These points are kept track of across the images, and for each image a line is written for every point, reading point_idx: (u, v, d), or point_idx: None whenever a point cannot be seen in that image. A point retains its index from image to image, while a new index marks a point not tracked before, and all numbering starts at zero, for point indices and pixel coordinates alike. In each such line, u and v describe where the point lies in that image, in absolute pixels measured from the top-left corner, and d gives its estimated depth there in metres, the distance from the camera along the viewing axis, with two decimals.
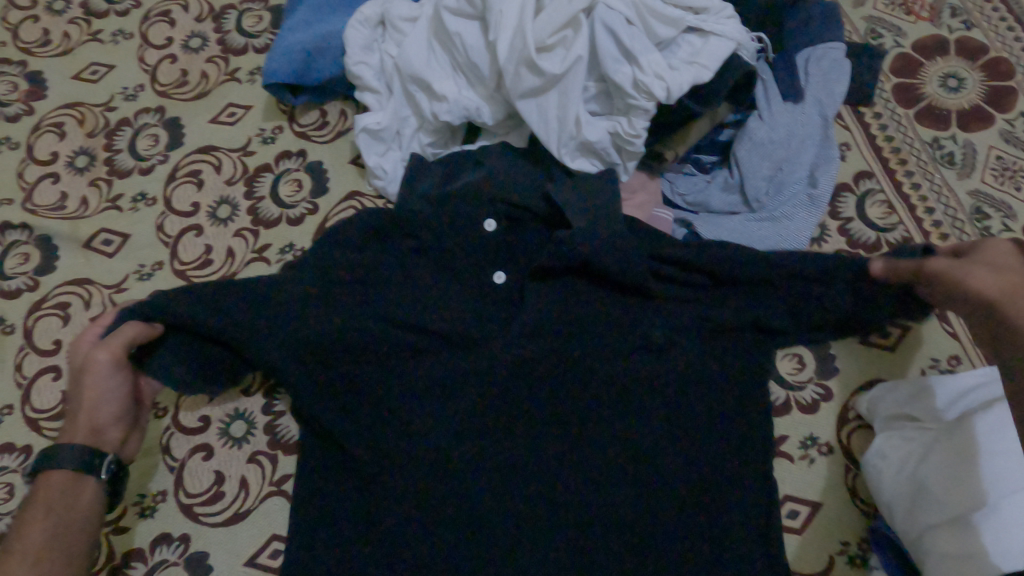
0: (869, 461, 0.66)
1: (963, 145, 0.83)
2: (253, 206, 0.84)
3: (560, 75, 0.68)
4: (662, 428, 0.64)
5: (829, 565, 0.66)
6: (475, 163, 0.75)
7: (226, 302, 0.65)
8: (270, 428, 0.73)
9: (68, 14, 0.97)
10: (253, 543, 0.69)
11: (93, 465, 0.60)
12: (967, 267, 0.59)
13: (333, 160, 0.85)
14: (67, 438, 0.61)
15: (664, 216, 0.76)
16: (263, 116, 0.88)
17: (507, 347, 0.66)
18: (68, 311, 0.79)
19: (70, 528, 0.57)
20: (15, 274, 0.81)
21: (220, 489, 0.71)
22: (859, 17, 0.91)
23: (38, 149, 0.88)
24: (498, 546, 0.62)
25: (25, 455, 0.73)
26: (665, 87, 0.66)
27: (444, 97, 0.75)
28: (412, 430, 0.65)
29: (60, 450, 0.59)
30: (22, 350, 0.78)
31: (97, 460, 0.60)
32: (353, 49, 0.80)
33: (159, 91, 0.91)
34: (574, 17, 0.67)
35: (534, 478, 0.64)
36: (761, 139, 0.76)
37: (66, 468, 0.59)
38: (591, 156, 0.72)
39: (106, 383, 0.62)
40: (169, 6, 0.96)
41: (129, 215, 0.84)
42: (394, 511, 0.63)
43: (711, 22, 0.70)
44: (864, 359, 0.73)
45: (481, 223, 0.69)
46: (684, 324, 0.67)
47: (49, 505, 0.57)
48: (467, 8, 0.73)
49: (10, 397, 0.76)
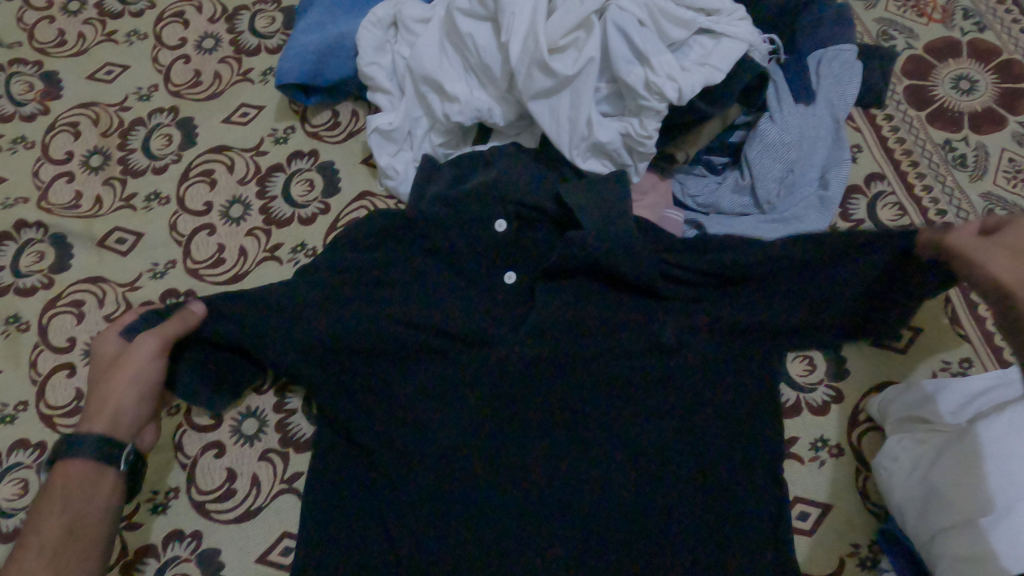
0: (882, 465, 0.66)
1: (975, 147, 0.83)
2: (265, 205, 0.84)
3: (572, 76, 0.68)
4: (672, 428, 0.65)
5: (839, 567, 0.66)
6: (487, 163, 0.76)
7: (245, 300, 0.65)
8: (282, 427, 0.73)
9: (83, 15, 0.98)
10: (264, 540, 0.69)
11: (113, 456, 0.60)
12: (992, 250, 0.58)
13: (345, 160, 0.86)
14: (88, 426, 0.62)
15: (675, 217, 0.76)
16: (275, 117, 0.89)
17: (517, 347, 0.67)
18: (82, 309, 0.80)
19: (87, 516, 0.58)
20: (29, 272, 0.82)
21: (232, 486, 0.71)
22: (870, 19, 0.91)
23: (53, 149, 0.89)
24: (508, 545, 0.62)
25: (40, 451, 0.74)
26: (677, 88, 0.66)
27: (456, 98, 0.75)
28: (423, 429, 0.65)
29: (79, 441, 0.60)
30: (37, 347, 0.78)
31: (116, 451, 0.61)
32: (365, 50, 0.81)
33: (173, 91, 0.92)
34: (586, 18, 0.68)
35: (544, 478, 0.64)
36: (773, 140, 0.76)
37: (85, 459, 0.59)
38: (602, 157, 0.73)
39: (140, 374, 0.63)
40: (183, 7, 0.97)
41: (142, 213, 0.84)
42: (406, 509, 0.63)
43: (723, 24, 0.70)
44: (875, 361, 0.73)
45: (492, 223, 0.70)
46: (695, 325, 0.67)
47: (64, 495, 0.58)
48: (479, 9, 0.73)
49: (25, 393, 0.76)
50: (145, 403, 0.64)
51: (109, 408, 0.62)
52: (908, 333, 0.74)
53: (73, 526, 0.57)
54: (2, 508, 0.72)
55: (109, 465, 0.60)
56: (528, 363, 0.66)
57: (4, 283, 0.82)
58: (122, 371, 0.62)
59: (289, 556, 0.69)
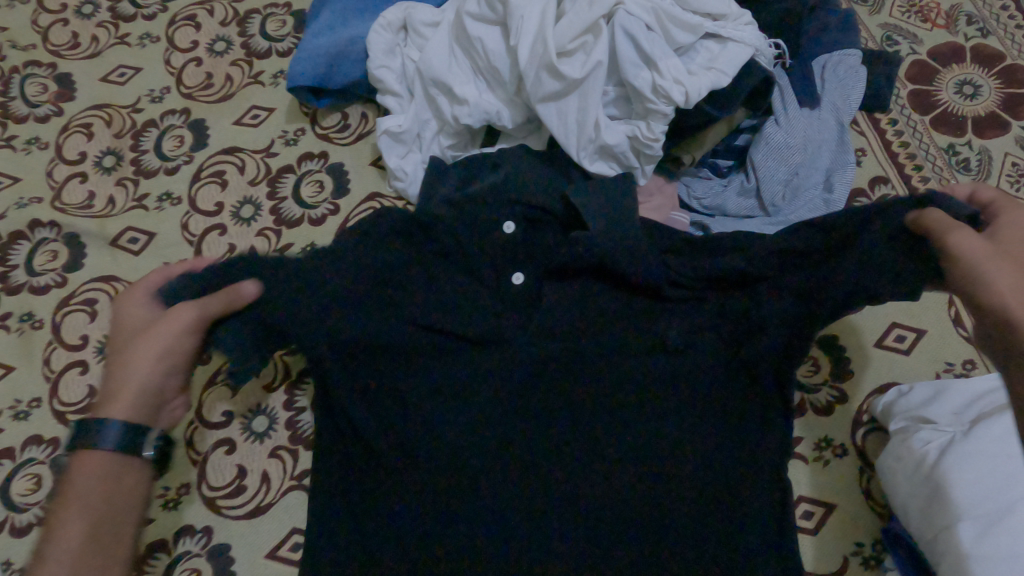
0: (885, 465, 0.66)
1: (979, 152, 0.84)
2: (275, 206, 0.85)
3: (580, 80, 0.69)
4: (679, 427, 0.65)
5: (843, 565, 0.66)
6: (495, 164, 0.77)
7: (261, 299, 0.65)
8: (291, 424, 0.74)
9: (97, 19, 0.99)
10: (275, 536, 0.70)
11: (138, 444, 0.59)
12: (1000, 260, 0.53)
13: (354, 161, 0.87)
14: (106, 408, 0.60)
15: (681, 219, 0.77)
16: (286, 119, 0.90)
17: (526, 346, 0.67)
18: (95, 307, 0.81)
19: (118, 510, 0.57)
20: (43, 271, 0.83)
21: (243, 483, 0.72)
22: (875, 24, 0.92)
23: (67, 149, 0.90)
24: (516, 541, 0.63)
25: (53, 447, 0.75)
26: (684, 92, 0.67)
27: (465, 101, 0.76)
28: (432, 427, 0.66)
29: (100, 429, 0.58)
30: (50, 345, 0.79)
31: (141, 438, 0.59)
32: (375, 53, 0.82)
33: (185, 93, 0.93)
34: (595, 23, 0.68)
35: (551, 476, 0.65)
36: (778, 143, 0.77)
37: (109, 451, 0.58)
38: (609, 159, 0.73)
39: (182, 346, 0.62)
40: (194, 11, 0.98)
41: (155, 213, 0.86)
42: (415, 505, 0.64)
43: (730, 29, 0.71)
44: (879, 363, 0.74)
45: (501, 225, 0.71)
46: (702, 325, 0.68)
47: (91, 493, 0.56)
48: (489, 14, 0.75)
49: (39, 390, 0.77)
50: (174, 379, 0.63)
51: (135, 382, 0.61)
52: (912, 334, 0.75)
53: (102, 526, 0.56)
54: (16, 503, 0.73)
55: (133, 454, 0.59)
56: (536, 363, 0.67)
57: (17, 281, 0.83)
58: (154, 342, 0.61)
59: (299, 552, 0.69)
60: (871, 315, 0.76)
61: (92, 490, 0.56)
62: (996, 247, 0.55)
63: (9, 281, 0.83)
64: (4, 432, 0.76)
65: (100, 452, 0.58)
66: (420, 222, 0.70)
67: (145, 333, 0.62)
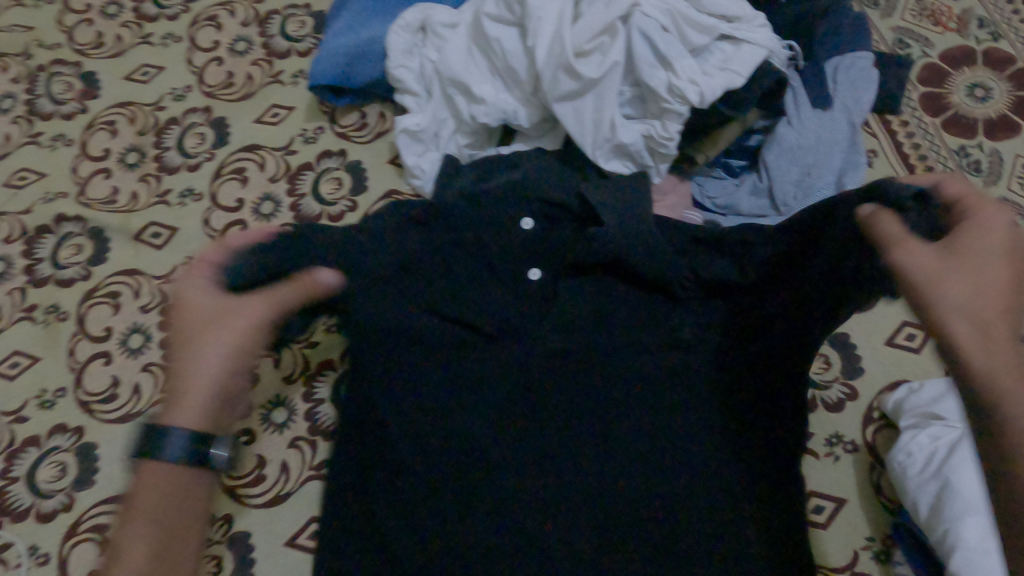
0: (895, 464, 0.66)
1: (989, 153, 0.85)
2: (295, 203, 0.87)
3: (597, 80, 0.71)
4: (691, 422, 0.66)
5: (853, 559, 0.67)
6: (512, 164, 0.78)
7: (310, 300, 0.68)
8: (310, 415, 0.76)
9: (121, 19, 1.01)
10: (293, 525, 0.72)
11: (203, 452, 0.56)
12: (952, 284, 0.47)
13: (373, 160, 0.88)
14: (186, 406, 0.58)
15: (694, 218, 0.79)
16: (305, 117, 0.92)
17: (541, 341, 0.69)
18: (118, 299, 0.83)
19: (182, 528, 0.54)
20: (68, 264, 0.85)
21: (262, 472, 0.74)
22: (887, 27, 0.93)
23: (92, 146, 0.92)
24: (530, 531, 0.64)
25: (77, 435, 0.76)
26: (699, 92, 0.68)
27: (483, 100, 0.78)
28: (449, 419, 0.67)
29: (165, 436, 0.55)
30: (75, 336, 0.81)
31: (205, 445, 0.57)
32: (394, 53, 0.84)
33: (207, 92, 0.95)
34: (611, 24, 0.70)
35: (564, 467, 0.66)
36: (790, 144, 0.79)
37: (168, 463, 0.55)
38: (624, 158, 0.75)
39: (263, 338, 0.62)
40: (216, 11, 1.00)
41: (177, 209, 0.87)
42: (430, 495, 0.65)
43: (744, 30, 0.72)
44: (889, 361, 0.75)
45: (519, 222, 0.72)
46: (712, 320, 0.69)
47: (151, 510, 0.54)
48: (507, 15, 0.76)
49: (63, 380, 0.79)
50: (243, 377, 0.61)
51: (209, 378, 0.59)
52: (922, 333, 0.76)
53: (168, 542, 0.53)
54: (41, 489, 0.74)
55: (197, 463, 0.56)
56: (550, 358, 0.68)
57: (43, 273, 0.84)
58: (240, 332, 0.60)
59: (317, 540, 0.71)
60: (881, 314, 0.77)
61: (155, 505, 0.54)
62: (955, 275, 0.47)
63: (36, 274, 0.85)
64: (30, 420, 0.78)
65: (160, 463, 0.55)
66: (437, 217, 0.72)
67: (227, 323, 0.61)
